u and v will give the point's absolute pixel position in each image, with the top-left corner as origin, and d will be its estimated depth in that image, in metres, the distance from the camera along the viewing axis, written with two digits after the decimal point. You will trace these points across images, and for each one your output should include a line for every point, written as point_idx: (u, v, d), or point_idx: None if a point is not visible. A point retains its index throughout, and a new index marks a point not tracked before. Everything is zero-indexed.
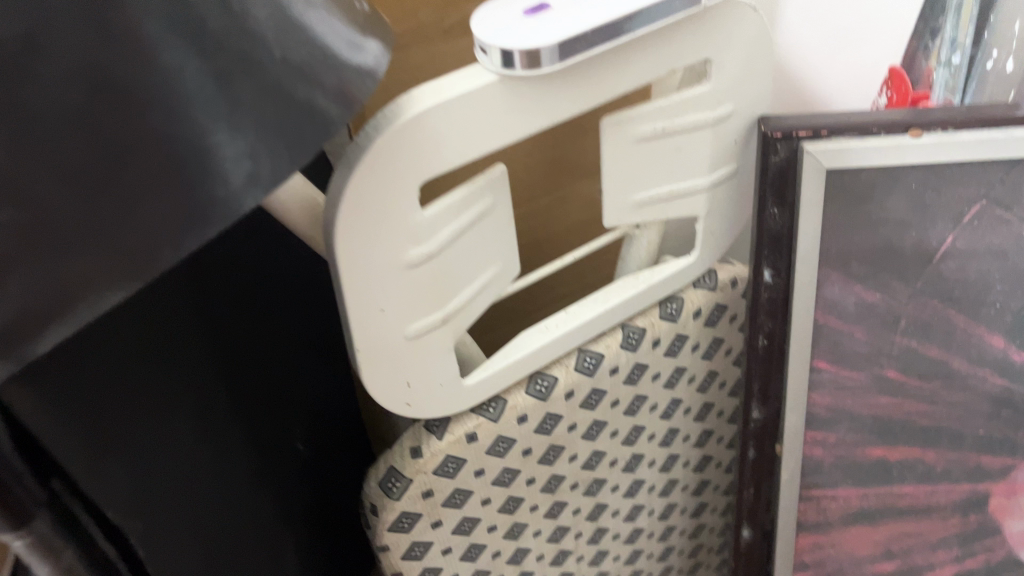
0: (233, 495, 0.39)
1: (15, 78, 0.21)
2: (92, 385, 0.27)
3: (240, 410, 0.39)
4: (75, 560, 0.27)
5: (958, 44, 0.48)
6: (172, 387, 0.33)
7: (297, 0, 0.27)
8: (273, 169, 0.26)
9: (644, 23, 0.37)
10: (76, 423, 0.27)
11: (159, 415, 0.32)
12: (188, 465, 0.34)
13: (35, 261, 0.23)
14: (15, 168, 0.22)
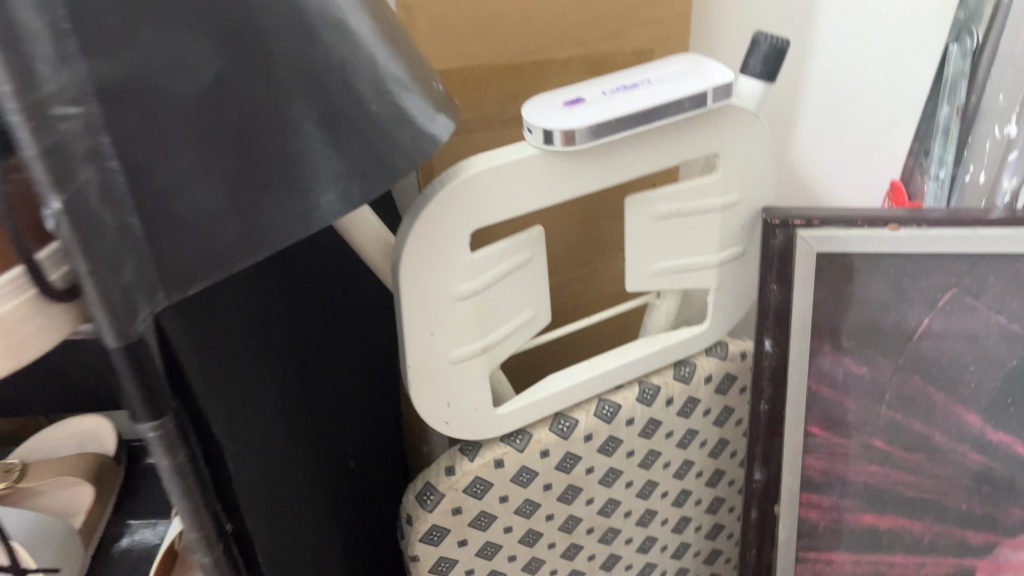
0: (297, 480, 0.45)
1: (207, 95, 0.29)
2: (212, 340, 0.34)
3: (308, 406, 0.45)
4: (193, 476, 0.34)
5: (944, 163, 0.56)
6: (267, 372, 0.40)
7: (393, 75, 0.36)
8: (355, 195, 0.34)
9: (661, 117, 0.46)
10: (202, 364, 0.33)
11: (257, 388, 0.39)
12: (268, 438, 0.40)
13: (189, 231, 0.30)
14: (193, 162, 0.29)
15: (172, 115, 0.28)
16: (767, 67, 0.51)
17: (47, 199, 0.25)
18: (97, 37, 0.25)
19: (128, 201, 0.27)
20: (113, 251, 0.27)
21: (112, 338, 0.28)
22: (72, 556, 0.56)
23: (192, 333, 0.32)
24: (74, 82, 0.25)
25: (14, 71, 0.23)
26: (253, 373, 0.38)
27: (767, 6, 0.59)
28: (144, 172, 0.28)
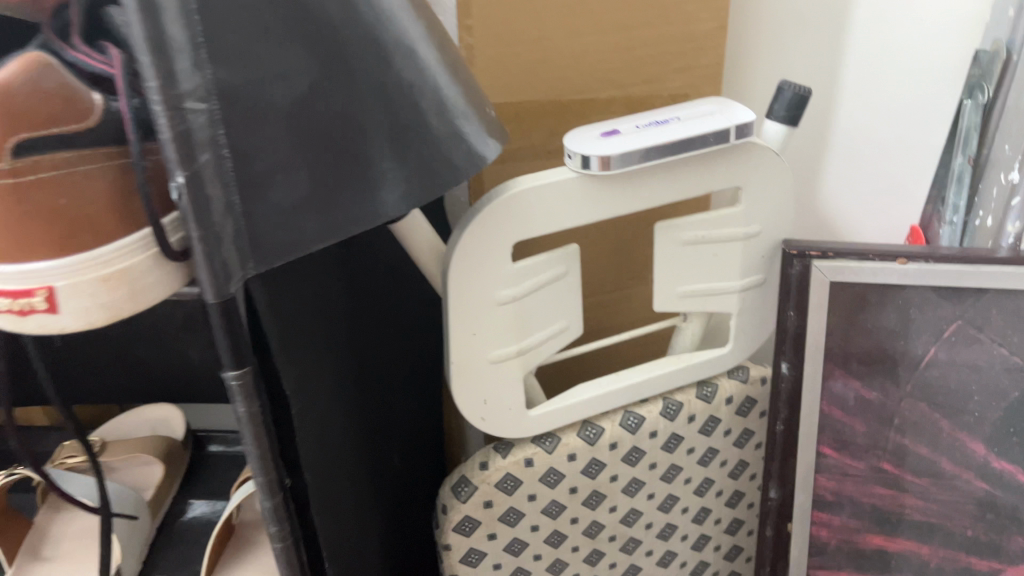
0: (353, 455, 0.50)
1: (301, 103, 0.35)
2: (290, 310, 0.40)
3: (362, 390, 0.51)
4: (265, 426, 0.39)
5: (958, 209, 0.61)
6: (333, 351, 0.46)
7: (452, 99, 0.42)
8: (418, 195, 0.40)
9: (687, 150, 0.51)
10: (281, 328, 0.39)
11: (324, 362, 0.45)
12: (332, 409, 0.46)
13: (282, 213, 0.36)
14: (289, 155, 0.35)
15: (274, 117, 0.35)
16: (789, 112, 0.57)
17: (174, 173, 0.31)
18: (222, 50, 0.32)
19: (234, 182, 0.34)
20: (220, 222, 0.33)
21: (211, 294, 0.34)
22: (142, 523, 0.62)
23: (274, 301, 0.39)
24: (203, 83, 0.32)
25: (162, 70, 0.30)
26: (321, 347, 0.44)
27: (795, 60, 0.65)
28: (250, 161, 0.34)
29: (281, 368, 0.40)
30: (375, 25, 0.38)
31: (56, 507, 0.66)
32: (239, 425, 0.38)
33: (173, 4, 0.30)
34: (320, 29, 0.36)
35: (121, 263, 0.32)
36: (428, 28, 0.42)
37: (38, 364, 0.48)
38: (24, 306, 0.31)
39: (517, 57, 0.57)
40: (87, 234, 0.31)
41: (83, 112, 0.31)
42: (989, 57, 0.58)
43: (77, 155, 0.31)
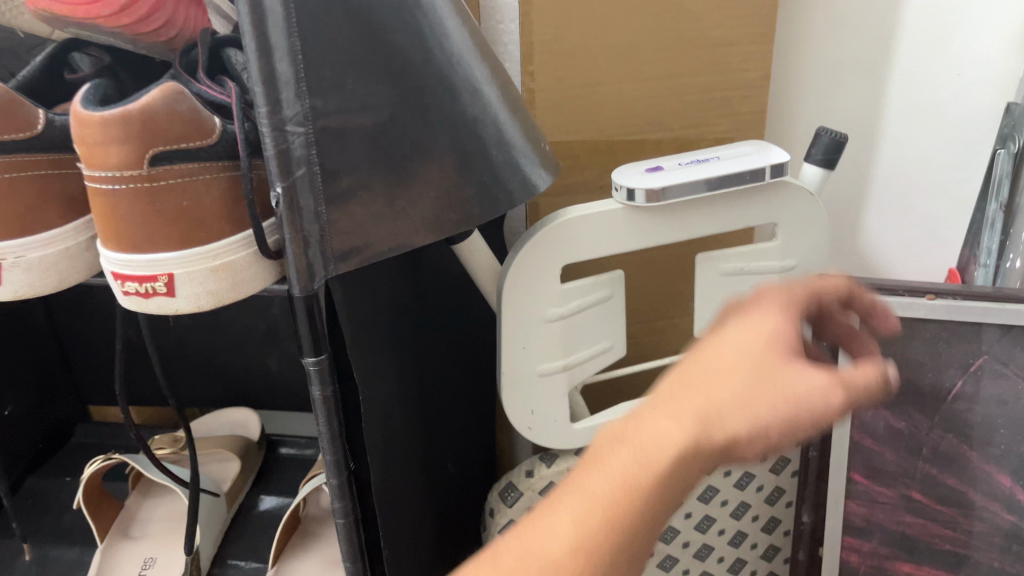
0: (411, 449, 0.55)
1: (385, 130, 0.42)
2: (361, 308, 0.46)
3: (422, 391, 0.56)
4: (335, 407, 0.45)
5: (990, 253, 0.64)
6: (397, 351, 0.52)
7: (512, 132, 0.48)
8: (475, 215, 0.46)
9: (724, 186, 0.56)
10: (354, 322, 0.45)
11: (389, 358, 0.50)
12: (395, 403, 0.51)
13: (361, 223, 0.42)
14: (370, 174, 0.42)
15: (360, 141, 0.41)
16: (827, 157, 0.61)
17: (275, 184, 0.38)
18: (318, 84, 0.38)
19: (323, 196, 0.40)
20: (308, 227, 0.40)
21: (298, 290, 0.41)
22: (217, 516, 0.68)
23: (349, 298, 0.45)
24: (302, 110, 0.38)
25: (270, 98, 0.37)
26: (387, 344, 0.50)
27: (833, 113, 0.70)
28: (336, 177, 0.40)
29: (354, 357, 0.45)
30: (446, 67, 0.44)
31: (146, 494, 0.73)
32: (313, 405, 0.44)
33: (283, 45, 0.37)
34: (404, 69, 0.42)
35: (228, 257, 0.39)
36: (494, 70, 0.48)
37: (156, 371, 0.55)
38: (148, 289, 0.38)
39: (575, 100, 0.63)
40: (202, 233, 0.38)
41: (206, 131, 0.37)
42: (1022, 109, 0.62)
43: (198, 166, 0.38)
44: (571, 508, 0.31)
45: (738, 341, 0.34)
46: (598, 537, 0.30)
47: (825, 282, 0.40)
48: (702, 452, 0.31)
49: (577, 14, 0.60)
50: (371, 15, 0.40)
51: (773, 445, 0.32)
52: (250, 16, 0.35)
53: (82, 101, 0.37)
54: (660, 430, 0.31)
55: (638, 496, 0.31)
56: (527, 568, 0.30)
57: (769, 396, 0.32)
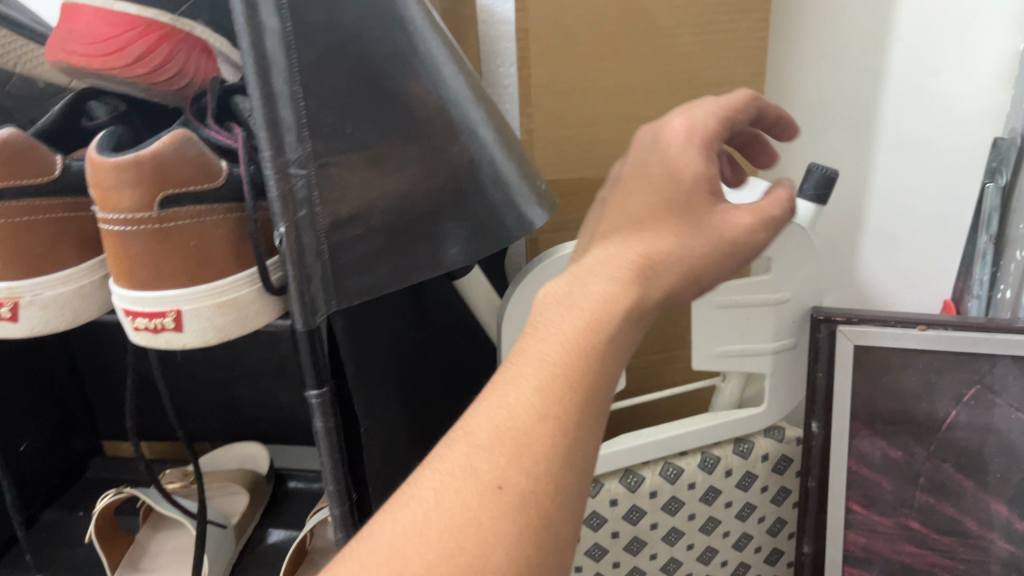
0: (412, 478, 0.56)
1: (386, 173, 0.44)
2: (361, 337, 0.48)
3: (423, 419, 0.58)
4: (337, 437, 0.46)
5: (983, 284, 0.65)
6: (399, 380, 0.53)
7: (508, 170, 0.49)
8: (473, 250, 0.48)
9: None
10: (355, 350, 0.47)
11: (390, 386, 0.52)
12: (395, 431, 0.53)
13: (364, 261, 0.44)
14: (371, 214, 0.44)
15: (361, 184, 0.43)
16: (818, 191, 0.62)
17: (279, 223, 0.40)
18: (320, 129, 0.40)
19: (324, 233, 0.42)
20: (310, 265, 0.41)
21: (300, 323, 0.42)
22: (225, 548, 0.68)
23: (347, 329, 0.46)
24: (304, 152, 0.40)
25: (274, 142, 0.39)
26: (388, 371, 0.52)
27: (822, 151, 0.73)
28: (338, 217, 0.42)
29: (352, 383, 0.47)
30: (445, 109, 0.46)
31: (157, 526, 0.75)
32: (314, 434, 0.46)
33: (286, 91, 0.39)
34: (404, 113, 0.44)
35: (233, 293, 0.40)
36: (491, 110, 0.50)
37: (167, 405, 0.57)
38: (157, 325, 0.40)
39: (571, 139, 0.65)
40: (209, 270, 0.40)
41: (213, 174, 0.39)
42: (1008, 143, 0.64)
43: (205, 208, 0.40)
44: (532, 379, 0.31)
45: (653, 193, 0.37)
46: (564, 402, 0.30)
47: (735, 104, 0.38)
48: (646, 300, 0.35)
49: (571, 57, 0.62)
50: (371, 62, 0.42)
51: (700, 281, 0.37)
52: (254, 66, 0.37)
53: (97, 147, 0.39)
54: (607, 289, 0.34)
55: (592, 353, 0.32)
56: (502, 448, 0.29)
57: (705, 247, 0.36)
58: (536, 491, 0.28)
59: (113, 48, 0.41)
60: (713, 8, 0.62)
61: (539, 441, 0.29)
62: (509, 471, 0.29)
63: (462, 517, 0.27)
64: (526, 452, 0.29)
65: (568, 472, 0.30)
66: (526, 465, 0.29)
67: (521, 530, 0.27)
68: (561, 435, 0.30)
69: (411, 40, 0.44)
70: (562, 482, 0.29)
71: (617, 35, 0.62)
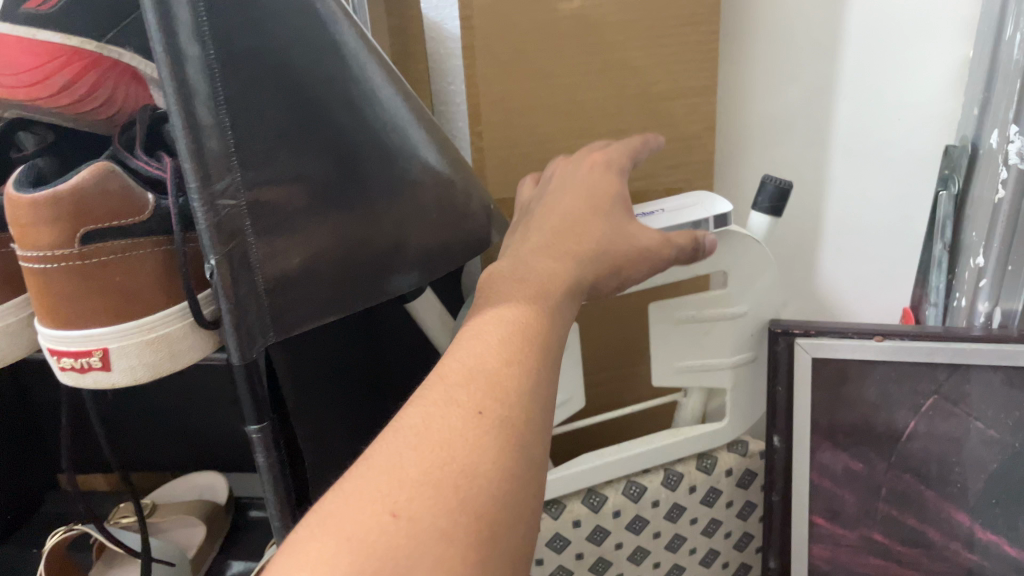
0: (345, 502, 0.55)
1: (324, 201, 0.43)
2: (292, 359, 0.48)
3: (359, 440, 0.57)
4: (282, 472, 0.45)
5: (938, 293, 0.66)
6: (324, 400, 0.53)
7: (462, 192, 0.51)
8: (422, 271, 0.49)
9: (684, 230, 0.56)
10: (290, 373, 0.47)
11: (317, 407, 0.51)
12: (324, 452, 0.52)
13: (303, 290, 0.43)
14: (308, 242, 0.42)
15: (295, 213, 0.41)
16: (773, 204, 0.62)
17: (210, 255, 0.38)
18: (250, 157, 0.39)
19: (258, 264, 0.40)
20: (244, 297, 0.40)
21: (236, 356, 0.41)
22: None
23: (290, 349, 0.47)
24: (233, 182, 0.39)
25: (200, 174, 0.37)
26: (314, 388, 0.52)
27: (777, 161, 0.73)
28: (271, 247, 0.41)
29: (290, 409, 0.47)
30: (382, 132, 0.45)
31: (111, 563, 0.73)
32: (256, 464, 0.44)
33: (212, 121, 0.37)
34: (339, 137, 0.43)
35: (162, 329, 0.39)
36: (433, 131, 0.49)
37: (102, 438, 0.55)
38: (84, 364, 0.39)
39: (523, 156, 0.64)
40: (136, 306, 0.39)
41: (138, 208, 0.38)
42: (959, 151, 0.64)
43: (131, 243, 0.38)
44: (493, 332, 0.37)
45: (574, 201, 0.47)
46: (524, 350, 0.36)
47: (636, 148, 0.53)
48: (580, 281, 0.43)
49: (518, 74, 0.61)
50: (300, 87, 0.41)
51: (620, 274, 0.46)
52: (175, 96, 0.36)
53: (14, 184, 0.38)
54: (546, 269, 0.42)
55: (539, 317, 0.38)
56: (477, 383, 0.34)
57: (622, 246, 0.46)
58: (511, 415, 0.33)
59: (37, 77, 0.40)
60: (661, 21, 0.62)
61: (506, 378, 0.34)
62: (485, 398, 0.33)
63: (451, 432, 0.31)
64: (498, 385, 0.34)
65: (533, 405, 0.34)
66: (501, 396, 0.33)
67: (502, 443, 0.31)
68: (523, 374, 0.35)
69: (344, 62, 0.43)
70: (531, 411, 0.34)
71: (565, 50, 0.61)
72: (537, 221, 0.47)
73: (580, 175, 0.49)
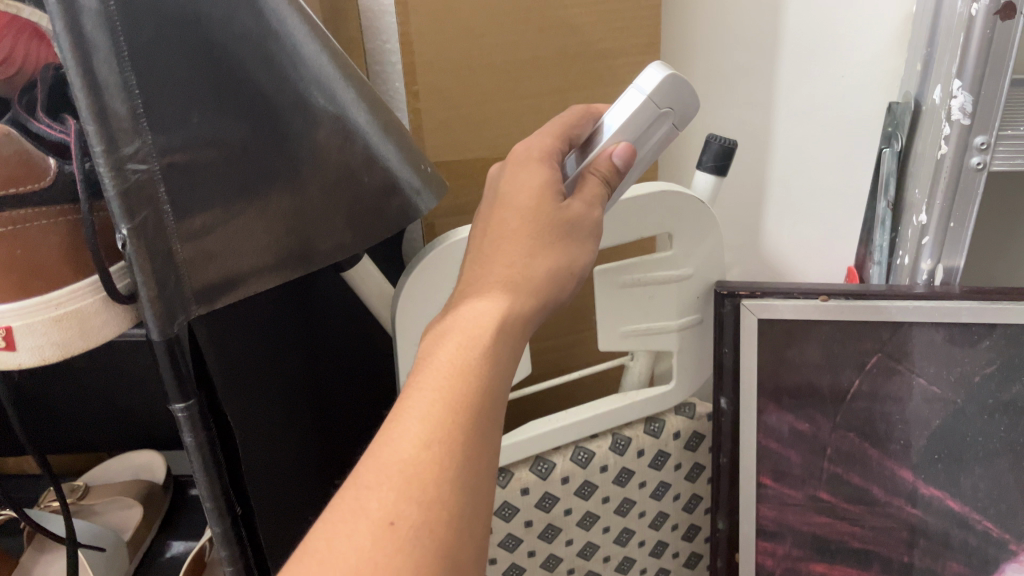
0: (291, 474, 0.54)
1: (247, 162, 0.40)
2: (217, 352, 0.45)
3: (295, 410, 0.55)
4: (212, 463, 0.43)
5: (882, 253, 0.66)
6: (264, 378, 0.50)
7: (397, 157, 0.48)
8: (358, 240, 0.46)
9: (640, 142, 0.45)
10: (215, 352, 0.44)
11: (254, 388, 0.49)
12: (266, 431, 0.50)
13: (220, 270, 0.40)
14: (229, 210, 0.39)
15: (214, 177, 0.39)
16: (717, 163, 0.60)
17: (119, 226, 0.36)
18: (160, 120, 0.36)
19: (176, 235, 0.38)
20: (161, 270, 0.37)
21: (156, 333, 0.38)
22: (119, 565, 0.65)
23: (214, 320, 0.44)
24: (144, 146, 0.36)
25: (105, 138, 0.34)
26: (254, 372, 0.49)
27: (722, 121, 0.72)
28: (188, 215, 0.38)
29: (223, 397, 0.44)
30: (304, 93, 0.42)
31: (41, 547, 0.70)
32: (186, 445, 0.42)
33: (116, 80, 0.34)
34: (258, 95, 0.40)
35: (71, 304, 0.37)
36: (363, 90, 0.46)
37: (13, 415, 0.52)
38: None
39: (461, 119, 0.62)
40: (40, 280, 0.36)
41: (39, 173, 0.36)
42: (903, 108, 0.63)
43: (30, 212, 0.36)
44: (413, 409, 0.32)
45: (508, 217, 0.41)
46: (449, 423, 0.32)
47: (572, 118, 0.48)
48: (521, 313, 0.38)
49: (456, 32, 0.59)
50: (213, 43, 0.38)
51: (570, 276, 0.41)
52: (71, 51, 0.33)
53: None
54: (483, 307, 0.38)
55: (470, 376, 0.34)
56: (390, 481, 0.30)
57: (571, 251, 0.41)
58: (428, 516, 0.29)
59: None
60: None
61: (426, 467, 0.30)
62: (400, 501, 0.29)
63: (357, 554, 0.28)
64: (414, 482, 0.30)
65: (460, 498, 0.30)
66: (417, 495, 0.29)
67: (418, 558, 0.28)
68: (446, 460, 0.31)
69: (262, 19, 0.40)
70: (455, 501, 0.30)
71: (504, 8, 0.59)
72: (477, 252, 0.42)
73: (507, 187, 0.43)
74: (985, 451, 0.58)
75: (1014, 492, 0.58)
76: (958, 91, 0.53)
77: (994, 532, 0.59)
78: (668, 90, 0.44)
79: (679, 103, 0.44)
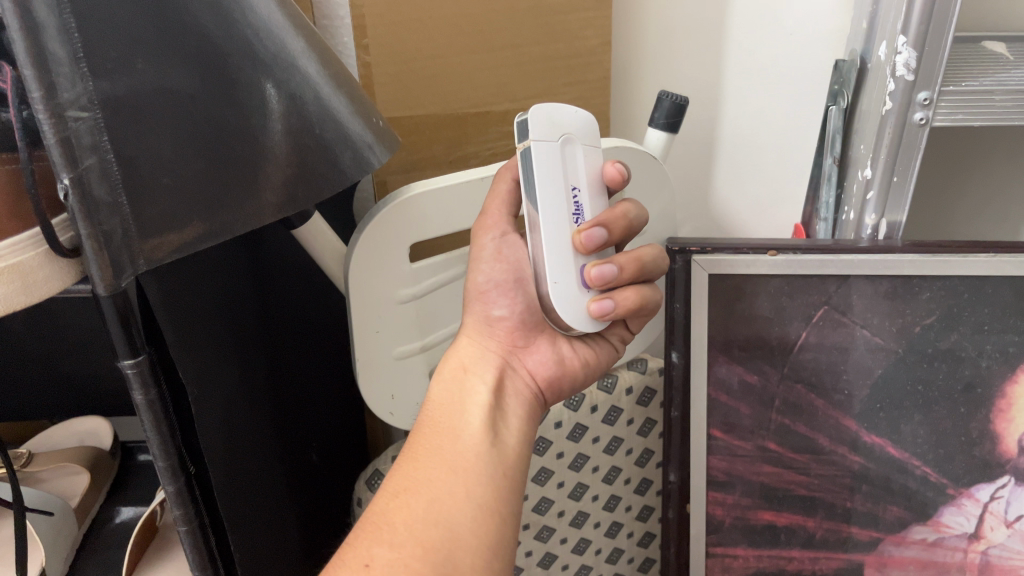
0: (260, 451, 0.55)
1: (192, 109, 0.39)
2: (189, 334, 0.46)
3: (264, 393, 0.57)
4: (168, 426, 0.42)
5: (827, 210, 0.67)
6: (224, 347, 0.50)
7: (347, 110, 0.47)
8: (312, 197, 0.45)
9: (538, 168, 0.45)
10: (174, 314, 0.44)
11: (219, 358, 0.49)
12: (227, 400, 0.50)
13: (179, 236, 0.39)
14: (176, 158, 0.38)
15: (157, 124, 0.37)
16: (669, 120, 0.60)
17: (61, 174, 0.34)
18: (102, 64, 0.35)
19: (121, 186, 0.36)
20: (106, 220, 0.36)
21: (103, 288, 0.37)
22: (68, 530, 0.64)
23: (170, 287, 0.44)
24: (85, 92, 0.34)
25: (43, 82, 0.33)
26: (224, 348, 0.50)
27: (671, 78, 0.74)
28: (133, 163, 0.37)
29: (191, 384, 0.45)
30: (253, 41, 0.41)
31: None
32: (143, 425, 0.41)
33: (54, 22, 0.33)
34: (203, 40, 0.39)
35: (12, 258, 0.36)
36: (311, 41, 0.45)
37: None
38: None
39: (413, 73, 0.61)
40: None
41: None
42: (849, 65, 0.64)
43: None
44: (390, 476, 0.42)
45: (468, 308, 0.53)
46: (411, 474, 0.41)
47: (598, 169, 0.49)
48: (468, 363, 0.50)
49: None
50: None
51: (497, 299, 0.51)
52: None
53: None
54: (446, 375, 0.49)
55: (431, 432, 0.45)
56: (363, 531, 0.38)
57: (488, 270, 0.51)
58: (400, 540, 0.38)
59: None
60: None
61: (394, 510, 0.39)
62: (376, 537, 0.38)
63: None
64: (387, 522, 0.39)
65: (429, 522, 0.39)
66: (388, 538, 0.38)
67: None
68: (413, 502, 0.40)
69: None
70: (422, 523, 0.39)
71: None
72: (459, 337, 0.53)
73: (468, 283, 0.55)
74: (924, 399, 0.61)
75: (952, 437, 0.61)
76: (903, 48, 0.54)
77: (932, 476, 0.61)
78: (548, 115, 0.46)
79: (534, 131, 0.45)
